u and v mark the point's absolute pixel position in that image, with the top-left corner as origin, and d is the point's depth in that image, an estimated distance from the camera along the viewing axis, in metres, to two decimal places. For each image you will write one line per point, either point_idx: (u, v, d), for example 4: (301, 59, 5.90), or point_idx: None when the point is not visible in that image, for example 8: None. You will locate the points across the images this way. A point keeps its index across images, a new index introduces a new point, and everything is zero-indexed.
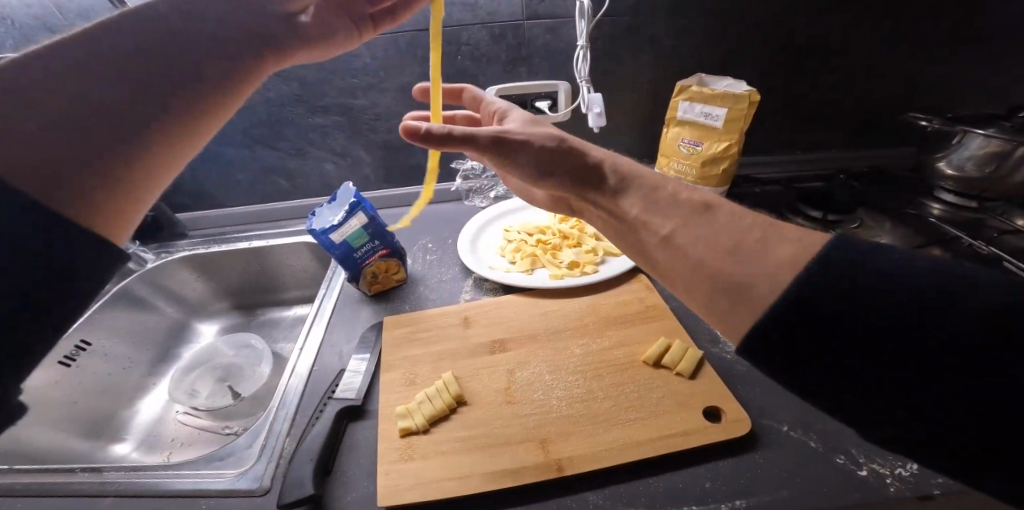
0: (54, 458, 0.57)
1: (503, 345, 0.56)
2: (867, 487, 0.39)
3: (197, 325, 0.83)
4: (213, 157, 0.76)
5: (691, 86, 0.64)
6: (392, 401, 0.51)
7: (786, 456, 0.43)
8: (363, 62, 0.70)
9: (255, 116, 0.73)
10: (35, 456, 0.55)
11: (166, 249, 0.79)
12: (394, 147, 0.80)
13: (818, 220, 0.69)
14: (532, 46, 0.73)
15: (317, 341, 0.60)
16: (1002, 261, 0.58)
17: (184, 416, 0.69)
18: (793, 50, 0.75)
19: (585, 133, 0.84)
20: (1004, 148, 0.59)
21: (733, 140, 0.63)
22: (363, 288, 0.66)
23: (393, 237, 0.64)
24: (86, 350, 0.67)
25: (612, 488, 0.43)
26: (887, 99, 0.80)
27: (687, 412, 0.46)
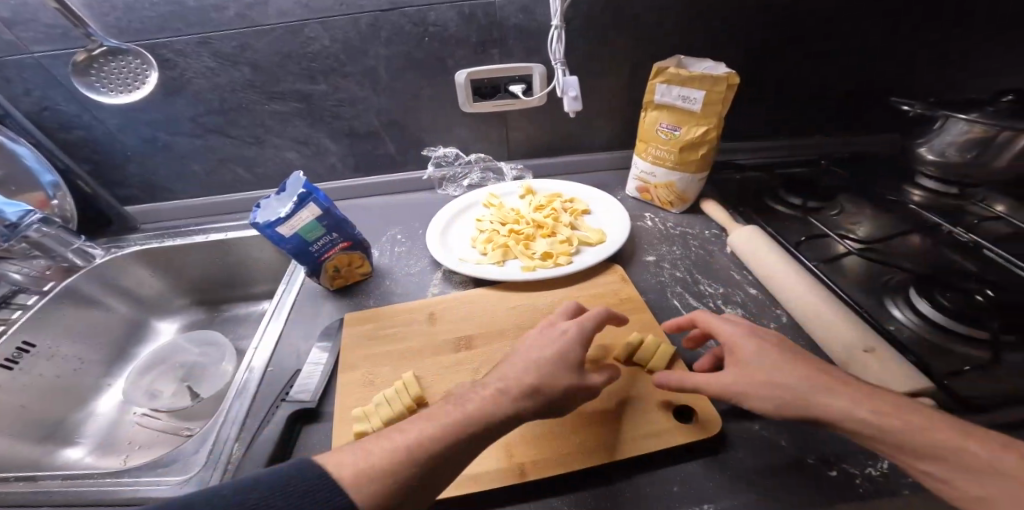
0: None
1: (470, 342, 0.54)
2: (838, 488, 0.38)
3: (155, 324, 0.78)
4: (164, 147, 0.71)
5: (668, 68, 0.60)
6: (349, 403, 0.48)
7: (758, 457, 0.41)
8: (322, 44, 0.65)
9: (206, 103, 0.68)
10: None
11: (117, 243, 0.74)
12: (360, 134, 0.76)
13: (797, 208, 0.67)
14: (504, 27, 0.68)
15: (273, 338, 0.57)
16: (980, 248, 0.57)
17: (144, 418, 0.65)
18: (777, 34, 0.71)
19: (562, 118, 0.80)
20: (988, 133, 0.57)
21: (712, 124, 0.60)
22: (324, 283, 0.62)
23: (353, 229, 0.60)
24: (31, 352, 0.61)
25: (578, 495, 0.40)
26: (870, 84, 0.78)
27: (658, 412, 0.44)
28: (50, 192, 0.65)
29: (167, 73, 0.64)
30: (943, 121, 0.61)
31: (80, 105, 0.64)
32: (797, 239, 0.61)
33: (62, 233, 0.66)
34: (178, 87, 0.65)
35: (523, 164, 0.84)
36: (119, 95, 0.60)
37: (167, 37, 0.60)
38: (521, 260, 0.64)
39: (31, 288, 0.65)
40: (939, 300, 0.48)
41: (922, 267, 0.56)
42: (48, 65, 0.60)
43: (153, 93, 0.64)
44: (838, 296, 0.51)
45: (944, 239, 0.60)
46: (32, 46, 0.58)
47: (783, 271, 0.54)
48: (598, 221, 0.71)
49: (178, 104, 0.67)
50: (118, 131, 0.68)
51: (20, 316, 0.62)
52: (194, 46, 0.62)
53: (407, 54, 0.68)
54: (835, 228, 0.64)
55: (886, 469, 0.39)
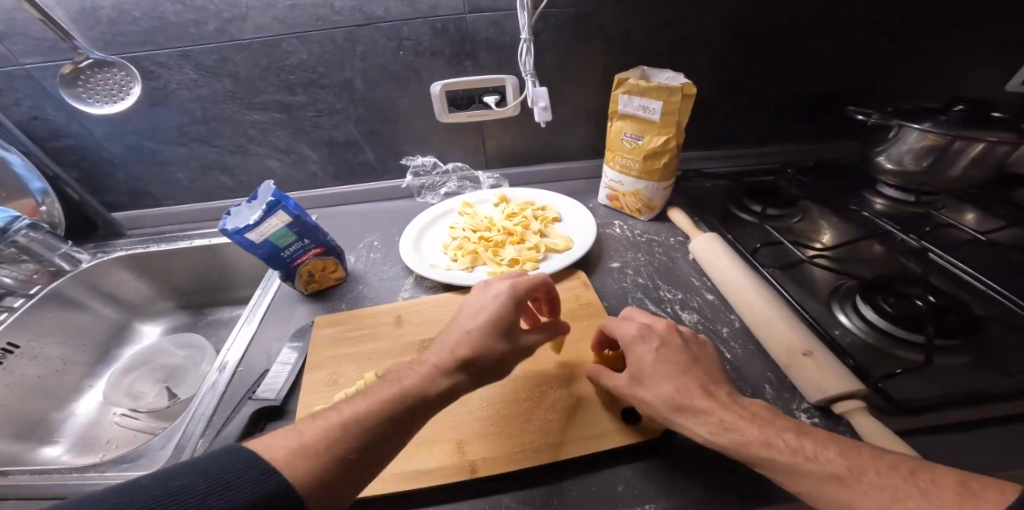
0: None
1: (433, 344, 0.55)
2: (770, 488, 0.39)
3: (139, 326, 0.81)
4: (149, 155, 0.74)
5: (628, 79, 0.63)
6: (312, 402, 0.50)
7: (699, 456, 0.42)
8: (300, 57, 0.68)
9: (190, 114, 0.70)
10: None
11: (103, 249, 0.77)
12: (340, 143, 0.79)
13: (758, 215, 0.69)
14: (476, 41, 0.71)
15: (245, 341, 0.59)
16: (931, 255, 0.59)
17: (122, 418, 0.67)
18: (741, 47, 0.74)
19: (537, 128, 0.82)
20: (940, 142, 0.58)
21: (671, 133, 0.62)
22: (299, 287, 0.65)
23: (326, 235, 0.62)
24: (15, 352, 0.63)
25: (524, 492, 0.42)
26: (836, 94, 0.80)
27: (607, 412, 0.46)
28: (39, 199, 0.68)
29: (152, 85, 0.67)
30: (898, 131, 0.62)
31: (68, 114, 0.67)
32: (755, 246, 0.63)
33: (49, 238, 0.69)
34: (162, 98, 0.68)
35: (499, 173, 0.87)
36: (105, 106, 0.62)
37: (151, 50, 0.63)
38: (490, 266, 0.66)
39: (19, 290, 0.67)
40: (881, 305, 0.49)
41: (875, 274, 0.57)
42: (37, 76, 0.63)
43: (138, 103, 0.66)
44: (787, 301, 0.53)
45: (898, 246, 0.61)
46: (21, 58, 0.61)
47: (736, 277, 0.56)
48: (567, 228, 0.73)
49: (163, 114, 0.70)
50: (105, 140, 0.71)
51: (5, 317, 0.64)
52: (176, 59, 0.64)
53: (382, 66, 0.71)
54: (795, 235, 0.66)
55: None
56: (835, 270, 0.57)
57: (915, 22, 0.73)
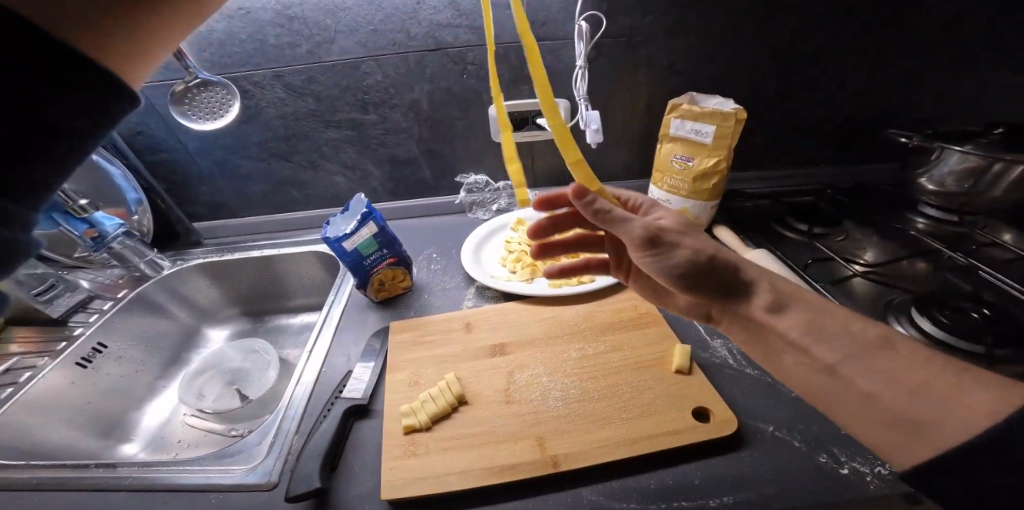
0: (59, 454, 0.58)
1: (504, 348, 0.59)
2: (846, 484, 0.42)
3: (207, 330, 0.85)
4: (231, 170, 0.81)
5: (682, 105, 0.68)
6: (397, 401, 0.54)
7: (770, 455, 0.45)
8: (375, 79, 0.75)
9: (272, 130, 0.78)
10: (39, 451, 0.57)
11: (181, 256, 0.82)
12: (401, 160, 0.85)
13: (805, 234, 0.72)
14: (533, 67, 0.77)
15: (324, 346, 0.63)
16: (978, 270, 0.62)
17: (192, 418, 0.70)
18: (777, 72, 0.79)
19: (585, 148, 0.87)
20: (981, 164, 0.62)
21: (722, 156, 0.67)
22: (369, 295, 0.69)
23: (400, 246, 0.67)
24: (103, 352, 0.68)
25: (605, 484, 0.45)
26: (870, 118, 0.84)
27: (677, 413, 0.49)
28: (132, 208, 0.75)
29: (244, 103, 0.75)
30: (939, 153, 0.66)
31: (168, 130, 0.75)
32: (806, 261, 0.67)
33: (139, 244, 0.74)
34: (251, 115, 0.76)
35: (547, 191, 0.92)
36: (205, 121, 0.71)
37: (248, 70, 0.71)
38: (549, 278, 0.70)
39: (104, 294, 0.74)
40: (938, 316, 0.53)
41: (921, 287, 0.61)
42: (147, 94, 0.71)
43: (231, 121, 0.74)
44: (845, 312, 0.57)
45: (944, 262, 0.65)
46: None
47: None
48: None
49: (250, 131, 0.77)
50: (194, 154, 0.78)
51: (97, 319, 0.69)
52: (269, 80, 0.73)
53: (447, 89, 0.77)
54: (842, 252, 0.69)
55: (894, 469, 0.42)
56: (887, 285, 0.60)
57: (944, 36, 0.76)
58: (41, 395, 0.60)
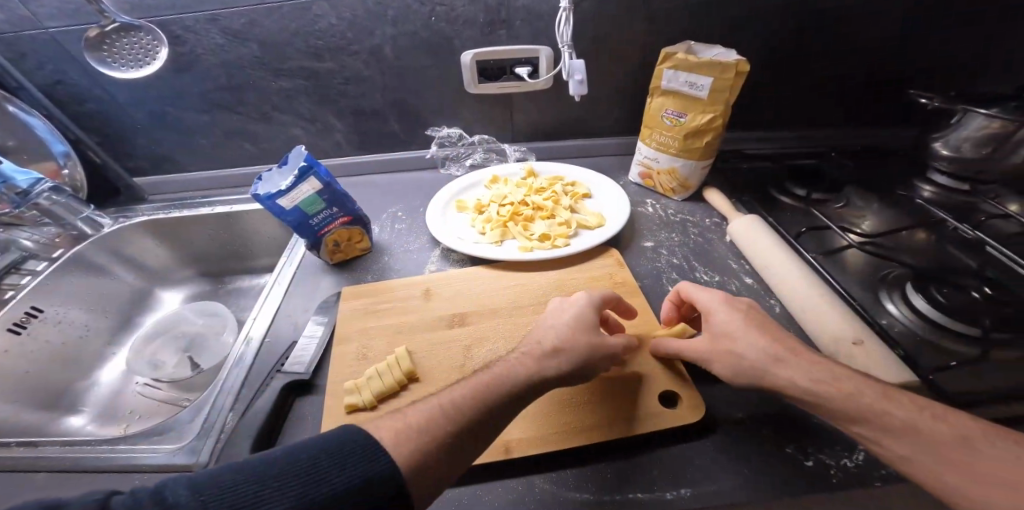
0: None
1: (463, 318, 0.54)
2: (813, 478, 0.38)
3: (159, 293, 0.79)
4: (174, 121, 0.73)
5: (676, 53, 0.59)
6: (341, 377, 0.49)
7: (739, 444, 0.41)
8: (328, 22, 0.65)
9: (214, 79, 0.69)
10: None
11: (124, 214, 0.75)
12: (364, 112, 0.76)
13: (801, 199, 0.66)
14: (510, 8, 0.67)
15: (271, 311, 0.58)
16: (986, 245, 0.55)
17: (146, 388, 0.66)
18: (790, 24, 0.69)
19: (569, 102, 0.78)
20: (1005, 129, 0.55)
21: (718, 112, 0.59)
22: (324, 257, 0.63)
23: (354, 204, 0.61)
24: (39, 316, 0.62)
25: (559, 472, 0.41)
26: (890, 77, 0.75)
27: (643, 396, 0.45)
28: (61, 161, 0.67)
29: (177, 49, 0.65)
30: (961, 116, 0.59)
31: (92, 79, 0.66)
32: (799, 230, 0.60)
33: (72, 201, 0.68)
34: (188, 62, 0.67)
35: (527, 146, 0.84)
36: (129, 70, 0.61)
37: (176, 13, 0.62)
38: (519, 241, 0.64)
39: (40, 254, 0.67)
40: (933, 295, 0.47)
41: (922, 263, 0.55)
42: (61, 40, 0.61)
43: (163, 68, 0.65)
44: (832, 286, 0.51)
45: (949, 236, 0.58)
46: (45, 22, 0.60)
47: (783, 262, 0.53)
48: (598, 205, 0.71)
49: (188, 81, 0.69)
50: (128, 105, 0.70)
51: (30, 281, 0.63)
52: (203, 24, 0.63)
53: (411, 33, 0.68)
54: (839, 220, 0.63)
55: (861, 461, 0.39)
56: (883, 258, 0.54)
57: None
58: None
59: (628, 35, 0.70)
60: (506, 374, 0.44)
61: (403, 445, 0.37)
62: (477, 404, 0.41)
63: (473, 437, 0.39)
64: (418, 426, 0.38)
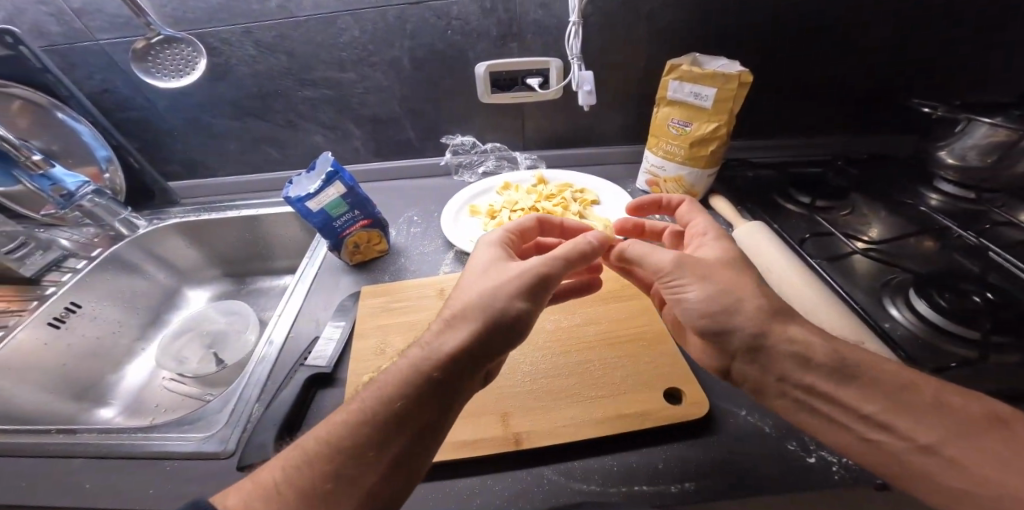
0: (35, 420, 0.56)
1: None
2: (814, 474, 0.39)
3: (186, 291, 0.83)
4: (205, 128, 0.77)
5: (681, 65, 0.61)
6: (361, 370, 0.52)
7: (741, 440, 0.43)
8: (352, 35, 0.69)
9: (245, 89, 0.74)
10: (14, 416, 0.55)
11: (158, 216, 0.79)
12: (383, 120, 0.80)
13: (805, 206, 0.67)
14: (523, 22, 0.70)
15: (294, 309, 0.61)
16: (988, 252, 0.56)
17: (172, 382, 0.69)
18: (795, 35, 0.71)
19: (580, 111, 0.81)
20: (1010, 137, 0.56)
21: (722, 121, 0.61)
22: (344, 258, 0.67)
23: (374, 208, 0.64)
24: (77, 312, 0.66)
25: (567, 465, 0.43)
26: (895, 86, 0.76)
27: (649, 393, 0.46)
28: (103, 166, 0.73)
29: (213, 61, 0.70)
30: (964, 125, 0.60)
31: (135, 88, 0.71)
32: (802, 236, 0.62)
33: (112, 203, 0.72)
34: (221, 73, 0.71)
35: (538, 154, 0.87)
36: (171, 79, 0.66)
37: (214, 27, 0.66)
38: None
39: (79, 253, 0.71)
40: (935, 299, 0.48)
41: (927, 269, 0.55)
42: (109, 51, 0.66)
43: (200, 79, 0.70)
44: (834, 289, 0.52)
45: (953, 243, 0.59)
46: (96, 34, 0.64)
47: (786, 266, 0.55)
48: (606, 211, 0.73)
49: (220, 90, 0.73)
50: (166, 113, 0.75)
51: (70, 278, 0.67)
52: (238, 36, 0.68)
53: (429, 46, 0.72)
54: (843, 227, 0.64)
55: None
56: (886, 264, 0.56)
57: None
58: (13, 356, 0.58)
59: (636, 47, 0.73)
60: (383, 401, 0.35)
61: (257, 505, 0.32)
62: (376, 423, 0.34)
63: (366, 472, 0.33)
64: (287, 480, 0.33)
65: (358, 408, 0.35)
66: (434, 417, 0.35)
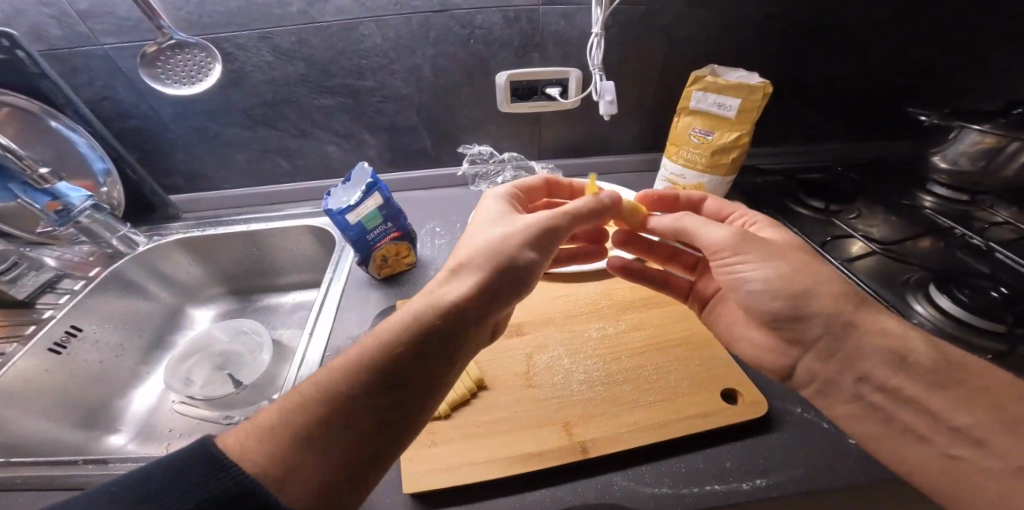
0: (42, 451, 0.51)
1: (520, 328, 0.56)
2: (876, 465, 0.41)
3: (190, 311, 0.78)
4: (211, 138, 0.74)
5: (705, 77, 0.64)
6: None
7: (799, 436, 0.44)
8: (374, 42, 0.68)
9: (257, 97, 0.71)
10: (19, 448, 0.50)
11: (159, 232, 0.74)
12: (400, 130, 0.79)
13: (819, 211, 0.71)
14: (546, 32, 0.71)
15: (326, 328, 0.58)
16: (995, 252, 0.61)
17: (182, 405, 0.63)
18: (798, 48, 0.75)
19: (596, 120, 0.83)
20: (998, 143, 0.62)
21: (745, 130, 0.64)
22: (372, 272, 0.65)
23: (406, 220, 0.62)
24: (78, 336, 0.61)
25: (636, 470, 0.43)
26: (884, 97, 0.83)
27: (707, 395, 0.47)
28: (100, 179, 0.68)
29: (225, 67, 0.67)
30: (956, 133, 0.66)
31: (137, 95, 0.67)
32: (822, 239, 0.65)
33: (111, 220, 0.66)
34: (234, 80, 0.68)
35: (553, 163, 0.88)
36: (183, 86, 0.63)
37: (229, 31, 0.63)
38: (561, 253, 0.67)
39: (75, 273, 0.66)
40: (957, 294, 0.52)
41: (937, 266, 0.60)
42: (112, 56, 0.62)
43: (212, 86, 0.66)
44: (863, 289, 0.55)
45: (955, 241, 0.64)
46: (102, 38, 0.60)
47: None
48: None
49: (231, 98, 0.70)
50: (170, 121, 0.70)
51: (69, 300, 0.61)
52: (255, 41, 0.65)
53: (451, 54, 0.71)
54: (855, 229, 0.68)
55: None
56: (903, 263, 0.60)
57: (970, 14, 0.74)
58: (10, 383, 0.53)
59: (653, 58, 0.75)
60: (384, 346, 0.36)
61: (257, 446, 0.30)
62: (383, 366, 0.35)
63: (374, 413, 0.33)
64: (285, 423, 0.32)
65: (357, 356, 0.35)
66: (436, 359, 0.37)
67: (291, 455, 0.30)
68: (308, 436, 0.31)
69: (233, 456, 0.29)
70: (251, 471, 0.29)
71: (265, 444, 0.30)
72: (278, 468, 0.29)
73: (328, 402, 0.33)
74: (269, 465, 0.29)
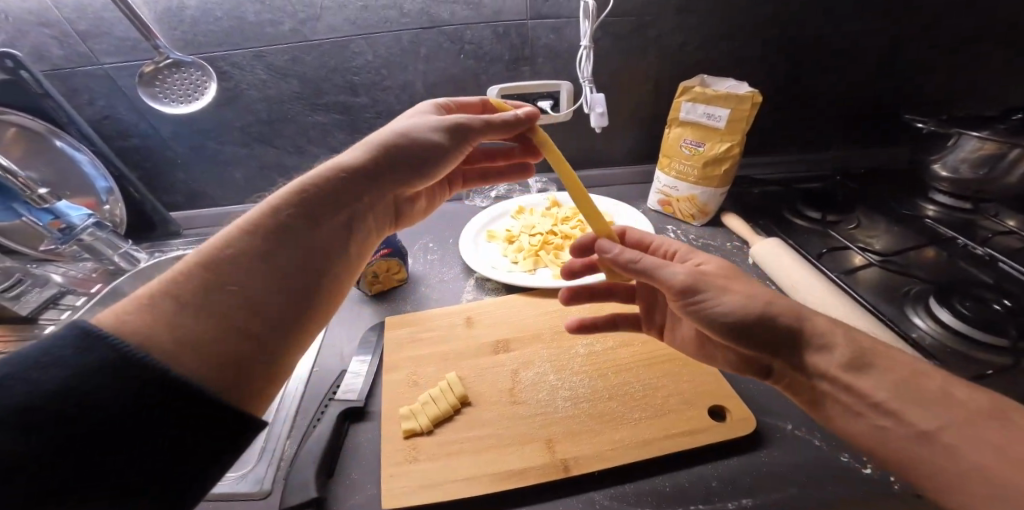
0: None
1: (507, 345, 0.56)
2: (870, 484, 0.40)
3: None
4: (210, 155, 0.76)
5: (694, 87, 0.64)
6: (396, 402, 0.50)
7: (789, 454, 0.43)
8: (365, 59, 0.69)
9: (254, 115, 0.73)
10: None
11: (160, 248, 0.76)
12: None
13: (816, 221, 0.70)
14: (536, 46, 0.72)
15: (316, 344, 0.59)
16: (998, 261, 0.59)
17: None
18: (791, 54, 0.75)
19: (589, 133, 0.83)
20: (999, 149, 0.60)
21: (735, 141, 0.64)
22: (363, 288, 0.65)
23: (395, 236, 0.63)
24: None
25: (619, 488, 0.42)
26: (884, 103, 0.81)
27: (694, 411, 0.46)
28: (104, 198, 0.70)
29: (223, 86, 0.69)
30: (955, 140, 0.64)
31: (137, 113, 0.69)
32: (818, 250, 0.64)
33: (113, 237, 0.68)
34: (230, 98, 0.70)
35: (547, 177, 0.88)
36: (179, 104, 0.65)
37: (225, 51, 0.65)
38: (552, 269, 0.67)
39: (76, 289, 0.67)
40: (957, 308, 0.50)
41: (939, 277, 0.58)
42: (113, 75, 0.65)
43: (208, 103, 0.69)
44: (860, 302, 0.54)
45: (959, 251, 0.62)
46: (101, 58, 0.63)
47: (806, 279, 0.57)
48: None
49: (228, 116, 0.72)
50: (170, 139, 0.73)
51: (70, 315, 0.63)
52: (250, 60, 0.67)
53: (442, 70, 0.72)
54: (852, 240, 0.66)
55: None
56: (902, 274, 0.58)
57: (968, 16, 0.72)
58: None
59: (643, 71, 0.75)
60: (264, 210, 0.34)
61: (135, 316, 0.26)
62: (280, 229, 0.34)
63: (281, 273, 0.32)
64: (165, 290, 0.28)
65: (246, 224, 0.33)
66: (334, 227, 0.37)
67: (189, 315, 0.27)
68: (204, 295, 0.28)
69: (113, 329, 0.25)
70: (130, 339, 0.25)
71: (142, 316, 0.26)
72: (170, 333, 0.26)
73: (219, 263, 0.30)
74: (148, 330, 0.26)
